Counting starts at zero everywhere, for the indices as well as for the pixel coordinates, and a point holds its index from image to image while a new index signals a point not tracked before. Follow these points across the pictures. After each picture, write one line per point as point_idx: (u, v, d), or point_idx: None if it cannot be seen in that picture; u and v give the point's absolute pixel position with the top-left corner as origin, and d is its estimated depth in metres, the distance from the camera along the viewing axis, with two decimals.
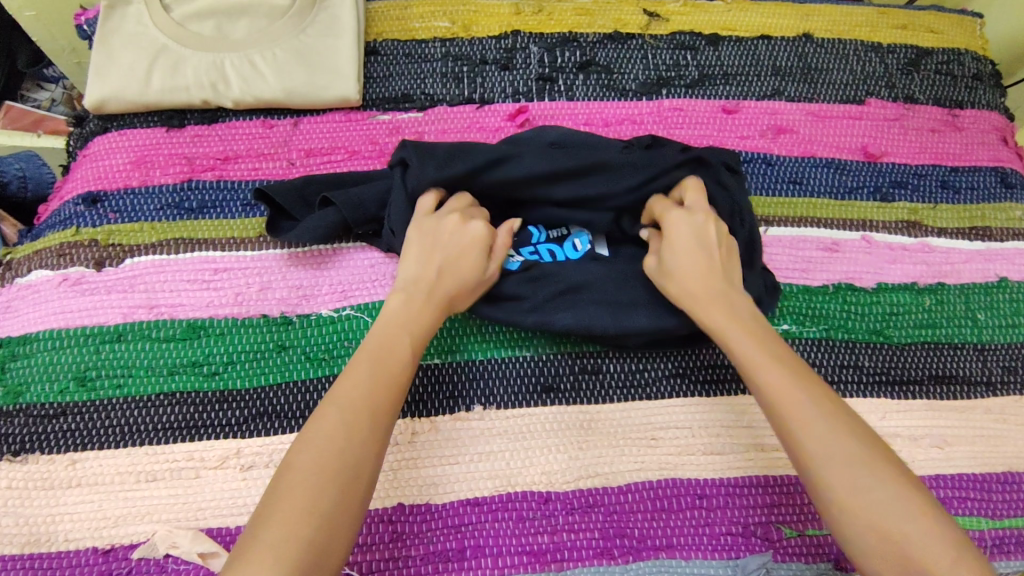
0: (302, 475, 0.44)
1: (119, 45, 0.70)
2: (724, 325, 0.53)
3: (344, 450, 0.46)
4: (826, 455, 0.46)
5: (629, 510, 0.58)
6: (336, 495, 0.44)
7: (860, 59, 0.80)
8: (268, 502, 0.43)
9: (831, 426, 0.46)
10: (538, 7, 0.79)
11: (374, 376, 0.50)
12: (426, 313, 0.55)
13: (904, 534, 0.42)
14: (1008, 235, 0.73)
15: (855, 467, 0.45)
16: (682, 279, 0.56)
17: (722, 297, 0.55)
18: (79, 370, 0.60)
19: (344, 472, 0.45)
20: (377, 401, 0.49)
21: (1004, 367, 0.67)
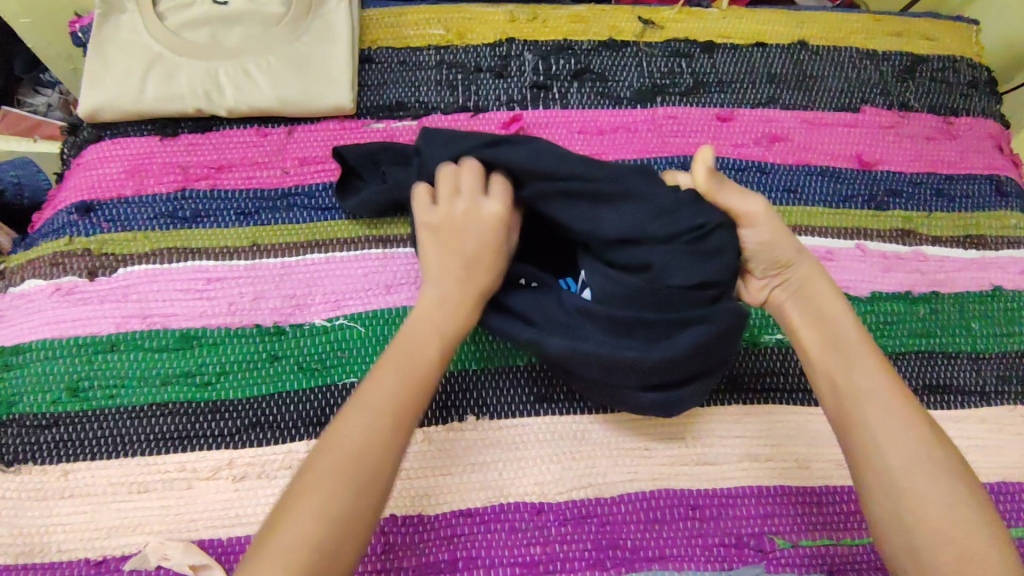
0: (322, 474, 0.44)
1: (112, 53, 0.70)
2: (821, 315, 0.53)
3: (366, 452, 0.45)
4: (887, 444, 0.47)
5: (622, 520, 0.57)
6: (356, 495, 0.44)
7: (855, 66, 0.80)
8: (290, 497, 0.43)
9: (913, 431, 0.47)
10: (532, 15, 0.79)
11: (397, 380, 0.48)
12: (456, 316, 0.53)
13: (966, 541, 0.43)
14: (1002, 243, 0.73)
15: (924, 467, 0.46)
16: (784, 256, 0.54)
17: (823, 288, 0.54)
18: (72, 380, 0.60)
19: (362, 473, 0.44)
20: (405, 402, 0.48)
21: (998, 377, 0.67)
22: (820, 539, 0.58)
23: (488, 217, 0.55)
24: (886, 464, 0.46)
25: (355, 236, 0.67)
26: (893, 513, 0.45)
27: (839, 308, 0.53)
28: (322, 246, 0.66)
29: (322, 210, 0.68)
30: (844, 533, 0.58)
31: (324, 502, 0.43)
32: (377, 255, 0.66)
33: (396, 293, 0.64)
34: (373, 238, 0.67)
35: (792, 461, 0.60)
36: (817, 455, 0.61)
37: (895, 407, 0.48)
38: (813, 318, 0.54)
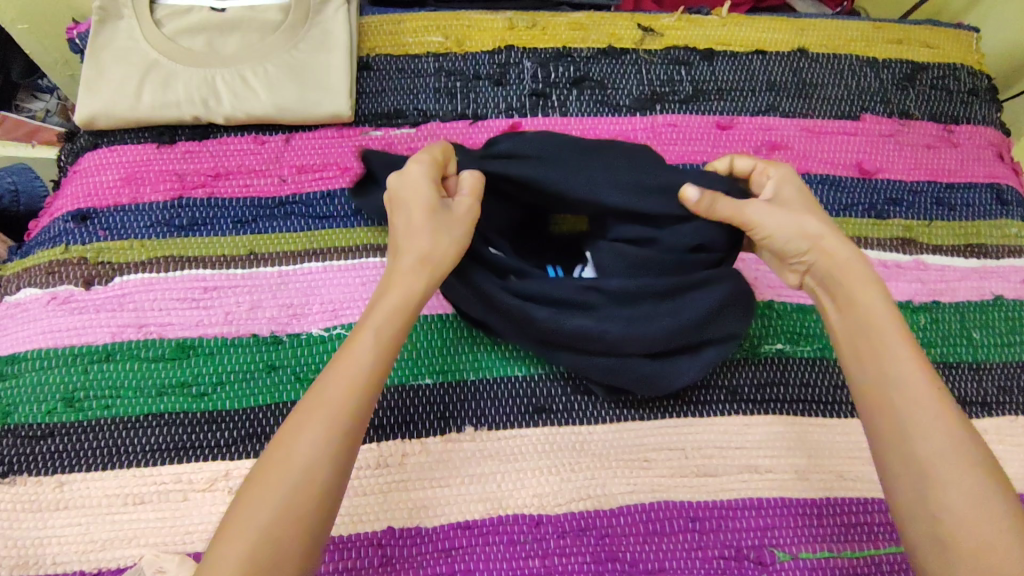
0: (254, 495, 0.42)
1: (110, 61, 0.69)
2: (853, 300, 0.51)
3: (294, 474, 0.42)
4: (911, 432, 0.45)
5: (621, 533, 0.57)
6: (281, 519, 0.41)
7: (856, 74, 0.79)
8: (228, 517, 0.42)
9: (943, 422, 0.44)
10: (532, 22, 0.78)
11: (334, 380, 0.46)
12: (392, 291, 0.50)
13: (988, 535, 0.41)
14: (1003, 252, 0.73)
15: (951, 459, 0.43)
16: (801, 238, 0.54)
17: (851, 267, 0.52)
18: (68, 391, 0.60)
19: (289, 495, 0.42)
20: (336, 417, 0.44)
21: (999, 388, 0.66)
22: (821, 552, 0.57)
23: (416, 179, 0.54)
24: (913, 454, 0.44)
25: (353, 244, 0.67)
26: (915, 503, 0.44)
27: (873, 293, 0.51)
28: (321, 255, 0.66)
29: (320, 218, 0.68)
30: (846, 545, 0.58)
31: (249, 525, 0.40)
32: (375, 263, 0.66)
33: None
34: (372, 246, 0.67)
35: (792, 472, 0.60)
36: (817, 467, 0.60)
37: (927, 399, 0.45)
38: (845, 301, 0.51)
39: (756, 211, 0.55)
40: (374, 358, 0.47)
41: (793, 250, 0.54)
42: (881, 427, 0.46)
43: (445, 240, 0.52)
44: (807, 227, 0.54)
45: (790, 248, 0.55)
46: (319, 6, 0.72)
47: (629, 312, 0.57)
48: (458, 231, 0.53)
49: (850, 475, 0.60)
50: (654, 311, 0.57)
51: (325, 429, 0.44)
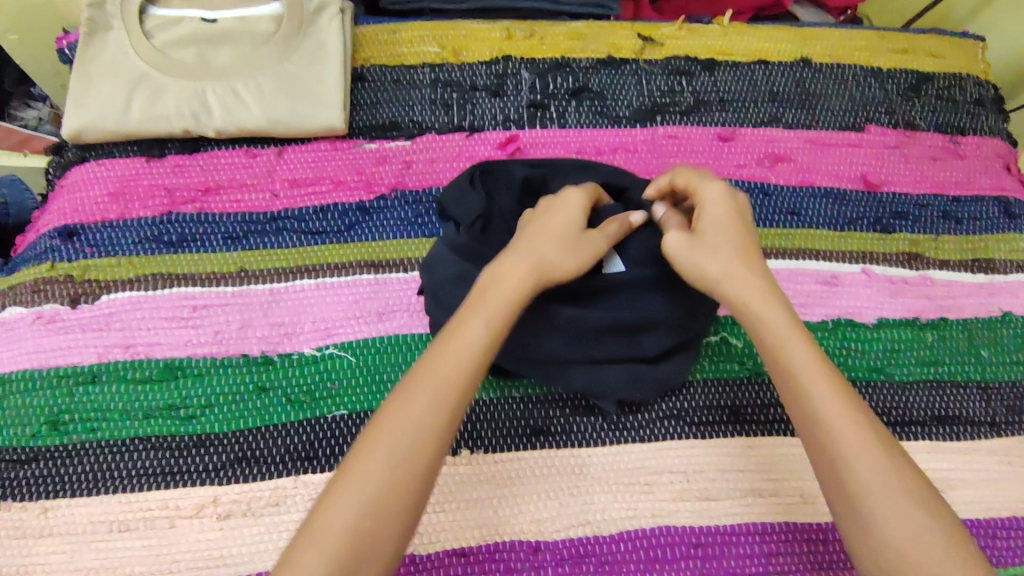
0: (369, 456, 0.40)
1: (98, 73, 0.68)
2: (760, 325, 0.49)
3: (413, 433, 0.41)
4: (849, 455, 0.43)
5: (621, 560, 0.55)
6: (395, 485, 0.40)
7: (860, 84, 0.78)
8: (335, 479, 0.40)
9: (871, 449, 0.42)
10: (529, 31, 0.77)
11: (443, 375, 0.43)
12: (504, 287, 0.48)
13: (925, 553, 0.39)
14: (1011, 267, 0.71)
15: (879, 474, 0.41)
16: (713, 265, 0.51)
17: (752, 285, 0.50)
18: (53, 413, 0.58)
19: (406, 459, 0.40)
20: (449, 387, 0.43)
21: (1007, 408, 0.65)
22: None
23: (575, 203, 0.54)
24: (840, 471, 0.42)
25: (346, 260, 0.65)
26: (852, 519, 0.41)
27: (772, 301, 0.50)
28: (313, 272, 0.64)
29: (312, 234, 0.66)
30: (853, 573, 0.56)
31: (364, 489, 0.39)
32: (368, 280, 0.64)
33: (389, 321, 0.63)
34: (366, 263, 0.65)
35: (799, 496, 0.58)
36: None
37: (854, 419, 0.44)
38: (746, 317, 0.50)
39: (678, 243, 0.53)
40: (489, 333, 0.46)
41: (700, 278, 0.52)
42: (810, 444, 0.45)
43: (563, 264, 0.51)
44: (719, 241, 0.52)
45: (705, 276, 0.52)
46: (312, 16, 0.70)
47: (647, 291, 0.56)
48: (580, 256, 0.52)
49: None
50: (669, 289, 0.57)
51: (441, 394, 0.43)
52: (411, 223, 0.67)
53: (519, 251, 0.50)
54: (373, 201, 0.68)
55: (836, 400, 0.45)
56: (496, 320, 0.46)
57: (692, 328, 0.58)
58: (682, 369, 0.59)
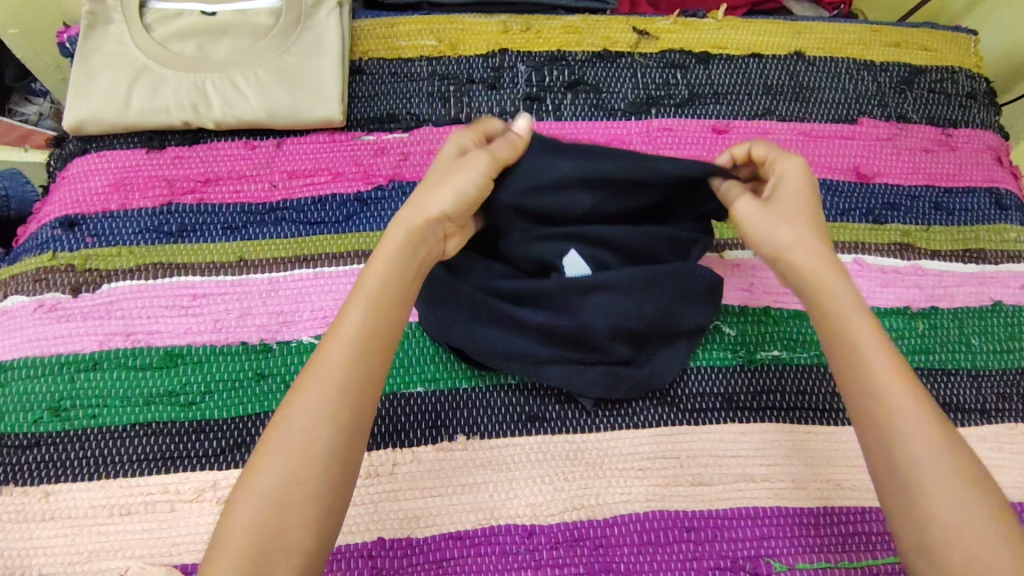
0: (263, 460, 0.41)
1: (98, 65, 0.69)
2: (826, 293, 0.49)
3: (299, 433, 0.41)
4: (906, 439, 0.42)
5: (615, 543, 0.56)
6: (288, 484, 0.40)
7: (853, 78, 0.79)
8: (239, 483, 0.42)
9: (923, 432, 0.42)
10: (525, 25, 0.77)
11: (326, 364, 0.43)
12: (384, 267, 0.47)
13: (966, 536, 0.40)
14: (1002, 257, 0.72)
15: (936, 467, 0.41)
16: (778, 237, 0.51)
17: (816, 262, 0.50)
18: (54, 400, 0.59)
19: (295, 459, 0.41)
20: (331, 378, 0.43)
21: (998, 395, 0.66)
22: (819, 563, 0.56)
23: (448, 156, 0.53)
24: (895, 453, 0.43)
25: (345, 250, 0.66)
26: (899, 501, 0.42)
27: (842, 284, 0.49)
28: (312, 261, 0.65)
29: (311, 225, 0.67)
30: (844, 556, 0.56)
31: (258, 494, 0.40)
32: None
33: None
34: (363, 252, 0.66)
35: (790, 481, 0.59)
36: (815, 475, 0.59)
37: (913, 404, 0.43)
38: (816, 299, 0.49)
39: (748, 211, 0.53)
40: (366, 314, 0.45)
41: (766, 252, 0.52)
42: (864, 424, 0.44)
43: (438, 197, 0.49)
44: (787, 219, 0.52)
45: (769, 248, 0.52)
46: (311, 9, 0.71)
47: (621, 301, 0.55)
48: (454, 180, 0.50)
49: (848, 483, 0.59)
50: (644, 297, 0.56)
51: (325, 390, 0.42)
52: None
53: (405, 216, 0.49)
54: (370, 191, 0.69)
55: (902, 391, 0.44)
56: (377, 303, 0.46)
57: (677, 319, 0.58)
58: (666, 368, 0.60)
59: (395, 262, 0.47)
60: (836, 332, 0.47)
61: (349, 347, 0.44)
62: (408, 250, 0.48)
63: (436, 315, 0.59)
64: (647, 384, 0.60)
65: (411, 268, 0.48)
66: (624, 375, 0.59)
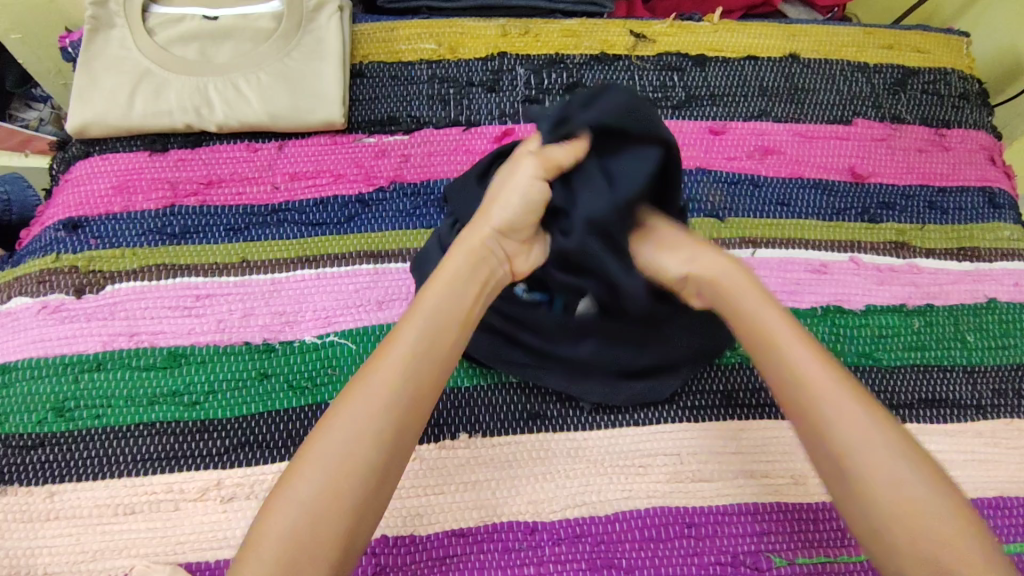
0: (303, 469, 0.41)
1: (102, 69, 0.69)
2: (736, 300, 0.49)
3: (341, 447, 0.42)
4: (843, 434, 0.43)
5: (616, 540, 0.56)
6: (328, 494, 0.40)
7: (847, 79, 0.80)
8: (276, 490, 0.42)
9: (847, 418, 0.43)
10: (524, 29, 0.78)
11: (384, 380, 0.44)
12: (449, 290, 0.48)
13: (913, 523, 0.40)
14: (997, 255, 0.73)
15: (876, 450, 0.42)
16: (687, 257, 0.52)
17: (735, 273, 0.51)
18: (58, 401, 0.59)
19: (337, 471, 0.41)
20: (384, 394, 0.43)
21: (995, 391, 0.66)
22: (818, 557, 0.57)
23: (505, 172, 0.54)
24: (835, 449, 0.43)
25: (347, 251, 0.67)
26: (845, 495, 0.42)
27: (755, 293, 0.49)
28: (314, 262, 0.66)
29: (312, 226, 0.68)
30: (843, 551, 0.57)
31: (297, 502, 0.40)
32: (368, 271, 0.65)
33: (387, 309, 0.64)
34: (365, 253, 0.66)
35: (789, 477, 0.60)
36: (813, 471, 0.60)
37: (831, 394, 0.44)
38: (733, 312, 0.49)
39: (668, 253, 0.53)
40: (423, 334, 0.46)
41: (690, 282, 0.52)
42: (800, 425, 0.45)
43: (494, 212, 0.52)
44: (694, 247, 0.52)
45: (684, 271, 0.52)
46: (312, 13, 0.72)
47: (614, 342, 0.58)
48: (507, 196, 0.52)
49: None
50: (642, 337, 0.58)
51: (370, 405, 0.43)
52: (409, 214, 0.69)
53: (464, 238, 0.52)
54: (371, 193, 0.69)
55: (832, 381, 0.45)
56: (432, 322, 0.47)
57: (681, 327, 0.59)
58: (666, 384, 0.61)
59: (451, 286, 0.49)
60: (763, 334, 0.48)
61: (402, 367, 0.45)
62: (468, 273, 0.50)
63: None
64: (645, 397, 0.60)
65: (467, 289, 0.49)
66: (622, 385, 0.60)
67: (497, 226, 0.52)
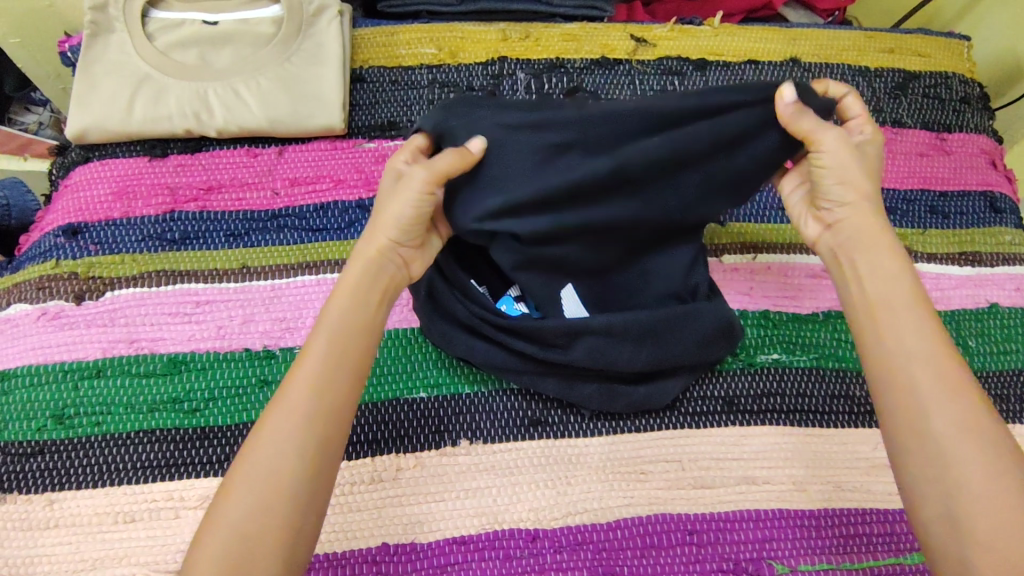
0: (232, 489, 0.42)
1: (102, 74, 0.69)
2: (869, 262, 0.49)
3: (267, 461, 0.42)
4: (941, 417, 0.42)
5: (618, 547, 0.56)
6: (256, 513, 0.41)
7: (848, 84, 0.80)
8: (208, 517, 0.42)
9: (955, 401, 0.42)
10: (525, 33, 0.78)
11: (300, 393, 0.44)
12: (357, 301, 0.48)
13: (999, 512, 0.39)
14: (998, 260, 0.73)
15: (971, 440, 0.41)
16: (853, 185, 0.51)
17: (875, 232, 0.50)
18: (58, 408, 0.59)
19: (265, 485, 0.41)
20: (300, 405, 0.43)
21: (996, 396, 0.66)
22: (820, 564, 0.56)
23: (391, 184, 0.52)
24: (935, 426, 0.42)
25: (347, 256, 0.66)
26: (926, 467, 0.42)
27: (893, 261, 0.48)
28: (314, 267, 0.66)
29: (311, 232, 0.67)
30: (847, 558, 0.57)
31: (225, 524, 0.40)
32: None
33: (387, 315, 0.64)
34: None
35: (791, 483, 0.59)
36: (814, 477, 0.60)
37: (945, 374, 0.43)
38: (864, 270, 0.49)
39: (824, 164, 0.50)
40: (332, 342, 0.46)
41: (830, 199, 0.51)
42: (898, 408, 0.44)
43: (384, 222, 0.50)
44: (855, 182, 0.50)
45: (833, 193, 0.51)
46: (311, 18, 0.72)
47: (611, 347, 0.57)
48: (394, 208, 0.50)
49: (848, 485, 0.60)
50: (640, 341, 0.57)
51: (289, 417, 0.43)
52: None
53: (363, 250, 0.50)
54: (371, 198, 0.69)
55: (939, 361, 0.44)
56: (341, 331, 0.47)
57: (679, 339, 0.58)
58: (666, 392, 0.61)
59: (359, 293, 0.48)
60: (879, 302, 0.47)
61: (313, 379, 0.44)
62: (371, 280, 0.49)
63: (440, 329, 0.61)
64: (645, 405, 0.60)
65: (375, 293, 0.49)
66: (622, 392, 0.60)
67: (392, 235, 0.50)
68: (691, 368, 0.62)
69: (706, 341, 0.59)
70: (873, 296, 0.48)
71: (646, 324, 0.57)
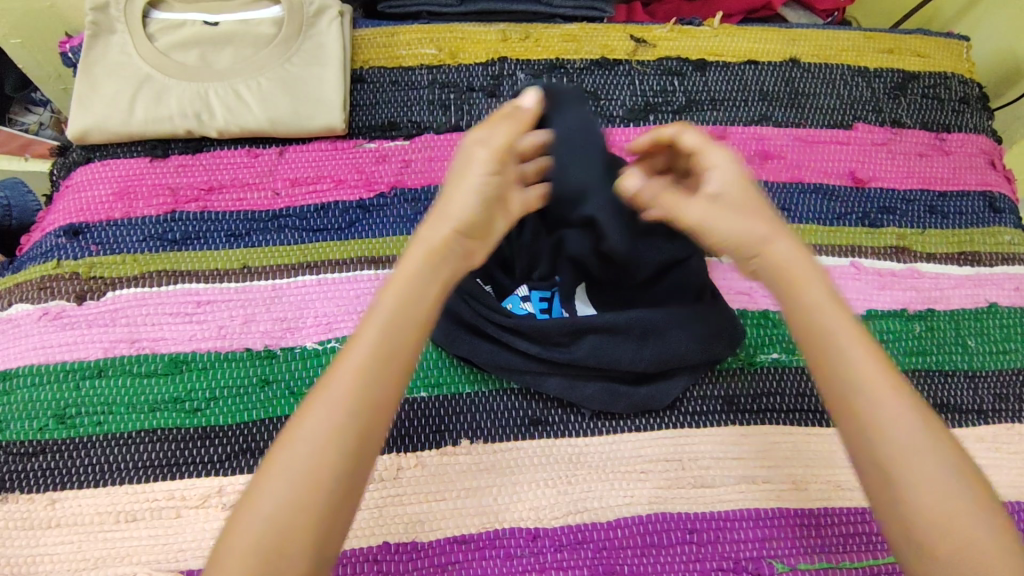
0: (267, 488, 0.41)
1: (103, 75, 0.69)
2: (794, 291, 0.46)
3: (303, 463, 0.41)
4: (897, 438, 0.41)
5: (618, 545, 0.56)
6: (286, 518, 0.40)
7: (847, 84, 0.80)
8: (234, 517, 0.41)
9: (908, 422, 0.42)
10: (524, 34, 0.78)
11: (344, 392, 0.42)
12: (416, 293, 0.46)
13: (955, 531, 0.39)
14: (997, 260, 0.73)
15: (927, 460, 0.41)
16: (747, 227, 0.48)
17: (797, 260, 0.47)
18: (59, 408, 0.59)
19: (299, 489, 0.40)
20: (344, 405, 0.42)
21: (995, 396, 0.66)
22: (819, 563, 0.56)
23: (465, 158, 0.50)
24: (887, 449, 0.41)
25: (347, 256, 0.66)
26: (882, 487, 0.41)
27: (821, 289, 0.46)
28: (316, 267, 0.66)
29: (312, 232, 0.67)
30: (847, 556, 0.57)
31: (251, 526, 0.40)
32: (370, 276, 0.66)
33: None
34: (366, 259, 0.66)
35: (791, 483, 0.60)
36: (814, 476, 0.60)
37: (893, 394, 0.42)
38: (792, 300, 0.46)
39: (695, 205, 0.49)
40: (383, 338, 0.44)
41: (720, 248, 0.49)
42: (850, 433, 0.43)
43: (454, 206, 0.48)
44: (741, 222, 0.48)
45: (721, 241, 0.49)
46: (312, 19, 0.72)
47: (612, 347, 0.59)
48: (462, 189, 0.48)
49: (848, 485, 0.60)
50: (642, 340, 0.59)
51: (330, 418, 0.41)
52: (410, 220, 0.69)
53: (427, 234, 0.48)
54: (372, 198, 0.69)
55: (893, 392, 0.42)
56: (391, 326, 0.44)
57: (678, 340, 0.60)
58: (666, 391, 0.61)
59: (416, 283, 0.46)
60: (813, 330, 0.45)
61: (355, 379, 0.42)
62: (431, 271, 0.46)
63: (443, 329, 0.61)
64: (646, 405, 0.60)
65: (435, 285, 0.46)
66: (622, 393, 0.60)
67: (458, 221, 0.48)
68: (690, 368, 0.62)
69: (708, 341, 0.60)
70: (806, 326, 0.45)
71: (646, 323, 0.59)
